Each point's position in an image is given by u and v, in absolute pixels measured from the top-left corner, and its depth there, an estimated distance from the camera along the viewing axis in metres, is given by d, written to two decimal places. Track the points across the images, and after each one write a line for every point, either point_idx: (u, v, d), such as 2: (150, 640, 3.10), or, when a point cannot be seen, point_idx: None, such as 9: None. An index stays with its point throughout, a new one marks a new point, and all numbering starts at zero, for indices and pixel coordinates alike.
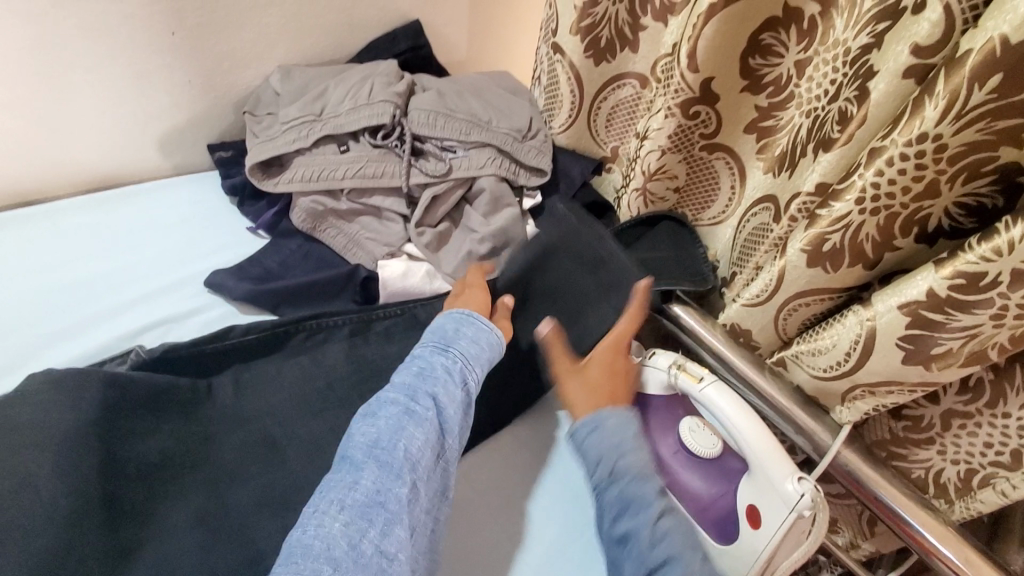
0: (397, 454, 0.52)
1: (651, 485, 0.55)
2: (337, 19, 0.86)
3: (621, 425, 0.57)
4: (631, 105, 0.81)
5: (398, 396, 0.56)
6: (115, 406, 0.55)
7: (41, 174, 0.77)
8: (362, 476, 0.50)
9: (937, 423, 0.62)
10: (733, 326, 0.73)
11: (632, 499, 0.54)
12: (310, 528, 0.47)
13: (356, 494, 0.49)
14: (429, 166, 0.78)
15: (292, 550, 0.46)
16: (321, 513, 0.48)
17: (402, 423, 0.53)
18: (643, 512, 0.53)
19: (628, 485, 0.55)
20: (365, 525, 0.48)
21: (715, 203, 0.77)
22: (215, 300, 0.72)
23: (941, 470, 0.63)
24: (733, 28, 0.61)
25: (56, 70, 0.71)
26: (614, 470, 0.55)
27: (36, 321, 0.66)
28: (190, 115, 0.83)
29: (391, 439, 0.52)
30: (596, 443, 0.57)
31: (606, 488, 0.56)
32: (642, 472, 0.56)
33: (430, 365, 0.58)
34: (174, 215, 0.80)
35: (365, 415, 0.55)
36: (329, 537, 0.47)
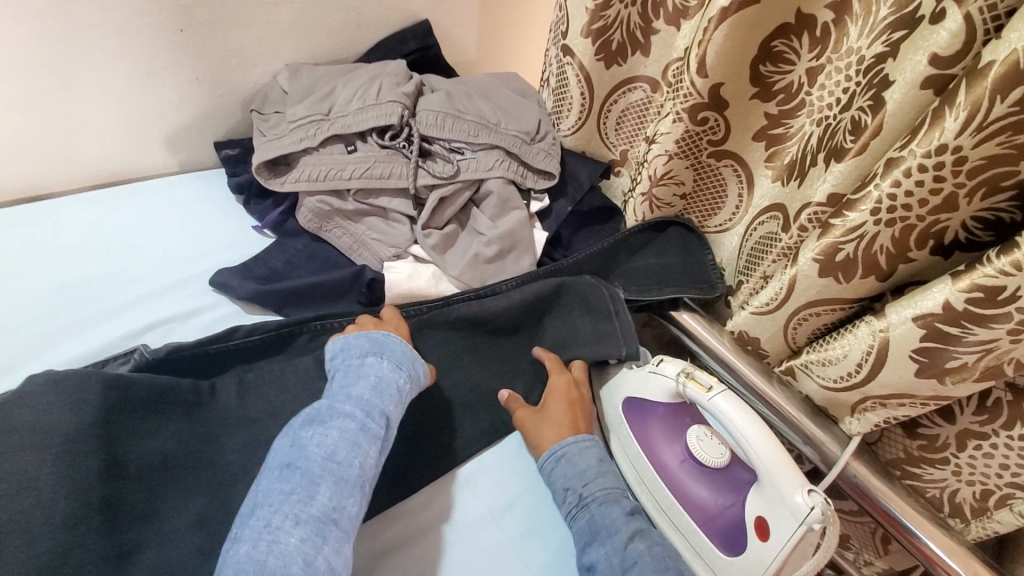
0: (352, 471, 0.52)
1: (618, 509, 0.57)
2: (346, 17, 0.86)
3: (580, 454, 0.61)
4: (640, 110, 0.80)
5: (354, 410, 0.55)
6: (117, 405, 0.55)
7: (47, 170, 0.77)
8: (317, 492, 0.50)
9: (952, 443, 0.61)
10: (742, 333, 0.73)
11: (601, 525, 0.56)
12: (262, 544, 0.46)
13: (311, 509, 0.49)
14: (437, 167, 0.77)
15: (242, 567, 0.45)
16: (274, 527, 0.47)
17: (358, 439, 0.53)
18: (611, 538, 0.55)
19: (596, 509, 0.57)
20: (321, 542, 0.47)
21: (722, 210, 0.76)
22: (220, 299, 0.71)
23: (956, 490, 0.62)
24: (746, 34, 0.61)
25: (62, 66, 0.70)
26: (580, 497, 0.58)
27: (40, 318, 0.65)
28: (197, 113, 0.82)
29: (347, 455, 0.52)
30: (561, 474, 0.60)
31: (577, 515, 0.58)
32: (607, 497, 0.58)
33: (381, 379, 0.58)
34: (180, 212, 0.79)
35: (316, 424, 0.54)
36: (285, 554, 0.46)
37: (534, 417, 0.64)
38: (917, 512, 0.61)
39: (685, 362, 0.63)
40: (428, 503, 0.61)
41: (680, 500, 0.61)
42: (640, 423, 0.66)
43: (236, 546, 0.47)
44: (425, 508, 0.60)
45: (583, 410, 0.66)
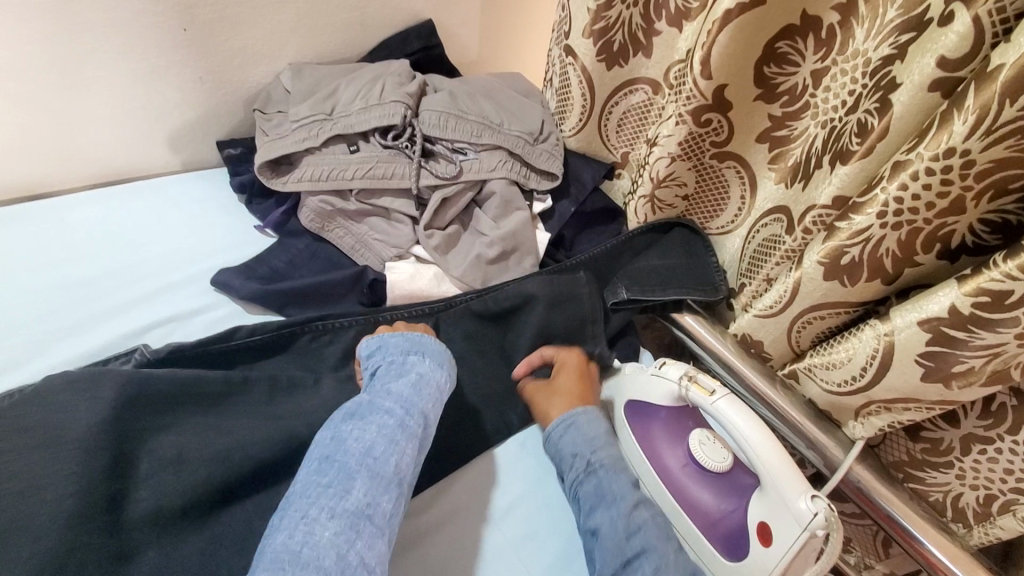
0: (388, 468, 0.52)
1: (624, 478, 0.59)
2: (349, 17, 0.86)
3: (590, 425, 0.63)
4: (642, 111, 0.80)
5: (394, 406, 0.55)
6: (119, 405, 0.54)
7: (50, 168, 0.77)
8: (353, 486, 0.50)
9: (956, 447, 0.60)
10: (745, 336, 0.72)
11: (608, 491, 0.58)
12: (297, 535, 0.46)
13: (347, 502, 0.49)
14: (439, 168, 0.77)
15: (277, 556, 0.45)
16: (310, 518, 0.47)
17: (395, 436, 0.53)
18: (617, 504, 0.57)
19: (603, 476, 0.59)
20: (353, 536, 0.47)
21: (724, 212, 0.76)
22: (221, 299, 0.71)
23: (959, 495, 0.62)
24: (749, 35, 0.60)
25: (65, 64, 0.70)
26: (588, 464, 0.60)
27: (42, 316, 0.65)
28: (200, 112, 0.82)
29: (384, 451, 0.52)
30: (570, 441, 0.62)
31: (583, 481, 0.59)
32: (614, 466, 0.60)
33: (421, 378, 0.59)
34: (182, 211, 0.79)
35: (355, 419, 0.54)
36: (318, 546, 0.46)
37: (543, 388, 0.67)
38: (920, 518, 0.60)
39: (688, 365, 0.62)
40: (426, 506, 0.60)
41: (682, 504, 0.61)
42: (642, 426, 0.66)
43: (274, 534, 0.47)
44: (425, 509, 0.60)
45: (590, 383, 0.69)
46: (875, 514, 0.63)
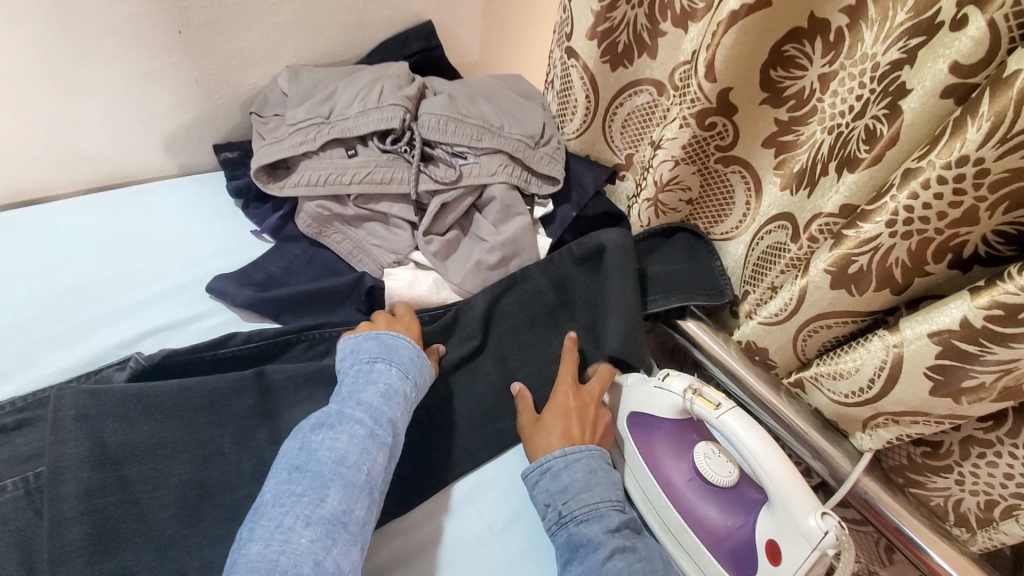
0: (360, 475, 0.51)
1: (600, 526, 0.55)
2: (347, 18, 0.84)
3: (566, 468, 0.58)
4: (645, 113, 0.79)
5: (363, 416, 0.54)
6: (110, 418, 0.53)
7: (45, 173, 0.76)
8: (327, 494, 0.49)
9: (956, 451, 0.59)
10: (749, 343, 0.71)
11: (581, 543, 0.54)
12: (274, 544, 0.45)
13: (322, 510, 0.48)
14: (439, 172, 0.75)
15: (253, 566, 0.44)
16: (285, 527, 0.46)
17: (367, 445, 0.52)
18: (591, 557, 0.53)
19: (574, 528, 0.55)
20: (330, 543, 0.46)
21: (729, 217, 0.74)
22: (217, 306, 0.70)
23: (960, 500, 0.60)
24: (755, 38, 0.59)
25: (60, 67, 0.69)
26: (560, 515, 0.56)
27: (35, 323, 0.64)
28: (196, 114, 0.81)
29: (356, 459, 0.51)
30: (544, 489, 0.58)
31: (556, 533, 0.56)
32: (590, 513, 0.56)
33: (388, 386, 0.57)
34: (176, 217, 0.78)
35: (325, 427, 0.53)
36: (296, 554, 0.45)
37: (533, 427, 0.63)
38: (927, 529, 0.60)
39: (691, 377, 0.61)
40: (428, 518, 0.59)
41: (686, 519, 0.59)
42: (641, 439, 0.64)
43: (247, 545, 0.45)
44: (425, 523, 0.59)
45: (589, 416, 0.64)
46: (882, 526, 0.62)
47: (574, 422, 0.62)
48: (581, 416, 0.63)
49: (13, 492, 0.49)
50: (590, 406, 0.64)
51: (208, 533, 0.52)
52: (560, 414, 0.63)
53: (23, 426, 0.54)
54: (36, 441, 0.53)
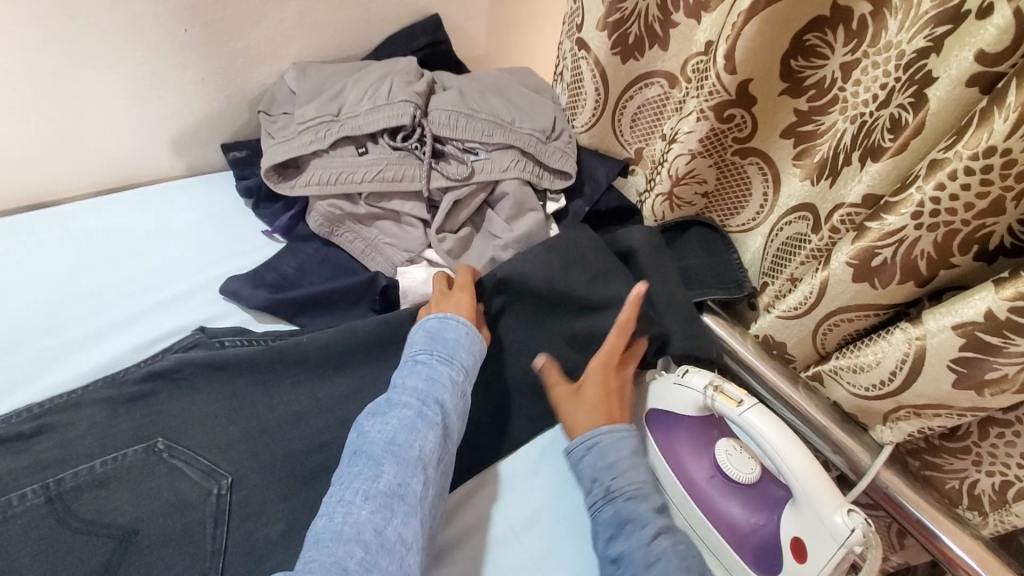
0: (412, 453, 0.50)
1: (647, 505, 0.54)
2: (354, 13, 0.83)
3: (614, 445, 0.58)
4: (657, 106, 0.77)
5: (410, 398, 0.53)
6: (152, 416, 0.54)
7: (57, 174, 0.75)
8: (382, 470, 0.49)
9: (974, 432, 0.59)
10: (767, 337, 0.70)
11: (627, 519, 0.54)
12: (337, 516, 0.46)
13: (378, 485, 0.48)
14: (450, 169, 0.75)
15: (321, 537, 0.45)
16: (346, 501, 0.47)
17: (415, 424, 0.51)
18: (639, 532, 0.53)
19: (622, 504, 0.55)
20: (390, 515, 0.47)
21: (745, 209, 0.73)
22: (232, 307, 0.69)
23: (975, 482, 0.60)
24: (775, 29, 0.58)
25: (71, 64, 0.68)
26: (608, 490, 0.56)
27: (58, 326, 0.63)
28: (206, 114, 0.81)
29: (407, 438, 0.51)
30: (590, 463, 0.58)
31: (602, 507, 0.56)
32: (637, 492, 0.55)
33: (434, 369, 0.56)
34: (190, 218, 0.77)
35: (376, 411, 0.53)
36: (358, 524, 0.45)
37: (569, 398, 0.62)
38: (941, 513, 0.59)
39: (712, 373, 0.60)
40: (449, 519, 0.59)
41: (710, 517, 0.59)
42: (663, 435, 0.63)
43: (315, 520, 0.47)
44: (448, 521, 0.59)
45: (620, 399, 0.62)
46: (899, 515, 0.61)
47: (614, 404, 0.61)
48: (618, 398, 0.62)
49: (33, 500, 0.48)
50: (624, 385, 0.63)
51: (229, 532, 0.50)
52: (598, 396, 0.61)
53: (41, 432, 0.52)
54: (57, 447, 0.51)
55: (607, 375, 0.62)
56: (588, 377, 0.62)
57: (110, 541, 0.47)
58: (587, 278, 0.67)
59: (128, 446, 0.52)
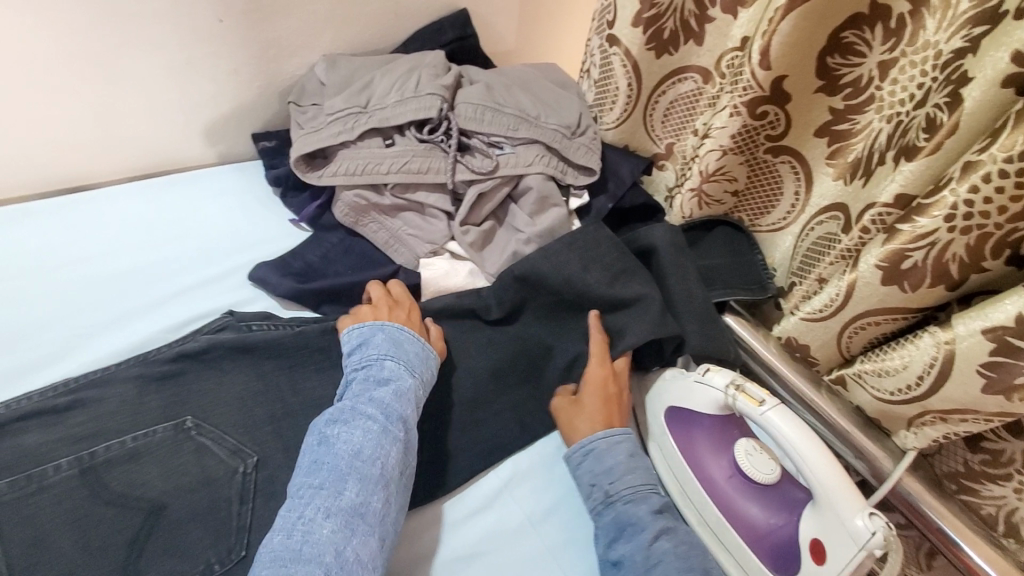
0: (375, 469, 0.50)
1: (645, 507, 0.55)
2: (384, 6, 0.84)
3: (610, 450, 0.59)
4: (690, 101, 0.77)
5: (375, 412, 0.53)
6: (181, 395, 0.56)
7: (94, 159, 0.78)
8: (345, 486, 0.49)
9: (1018, 459, 0.57)
10: (789, 339, 0.69)
11: (627, 522, 0.55)
12: (296, 534, 0.46)
13: (341, 502, 0.48)
14: (475, 163, 0.75)
15: (277, 556, 0.45)
16: (307, 519, 0.47)
17: (380, 440, 0.52)
18: (638, 535, 0.53)
19: (621, 507, 0.56)
20: (351, 533, 0.47)
21: (776, 208, 0.72)
22: (259, 293, 0.70)
23: (1016, 510, 0.58)
24: (812, 26, 0.57)
25: (109, 52, 0.70)
26: (607, 495, 0.57)
27: (92, 306, 0.65)
28: (237, 104, 0.82)
29: (372, 453, 0.51)
30: (589, 469, 0.58)
31: (602, 512, 0.56)
32: (635, 495, 0.56)
33: (398, 383, 0.56)
34: (220, 205, 0.79)
35: (340, 422, 0.53)
36: (318, 544, 0.46)
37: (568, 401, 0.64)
38: (969, 529, 0.57)
39: (733, 372, 0.60)
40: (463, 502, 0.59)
41: (727, 516, 0.58)
42: (683, 435, 0.62)
43: (270, 536, 0.47)
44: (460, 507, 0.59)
45: (621, 405, 0.64)
46: (925, 527, 0.60)
47: (614, 409, 0.62)
48: (616, 403, 0.64)
49: (68, 471, 0.49)
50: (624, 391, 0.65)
51: (254, 510, 0.52)
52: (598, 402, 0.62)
53: (76, 406, 0.53)
54: (91, 422, 0.52)
55: (606, 382, 0.63)
56: (588, 386, 0.63)
57: (139, 515, 0.49)
58: (608, 274, 0.67)
59: (158, 423, 0.53)
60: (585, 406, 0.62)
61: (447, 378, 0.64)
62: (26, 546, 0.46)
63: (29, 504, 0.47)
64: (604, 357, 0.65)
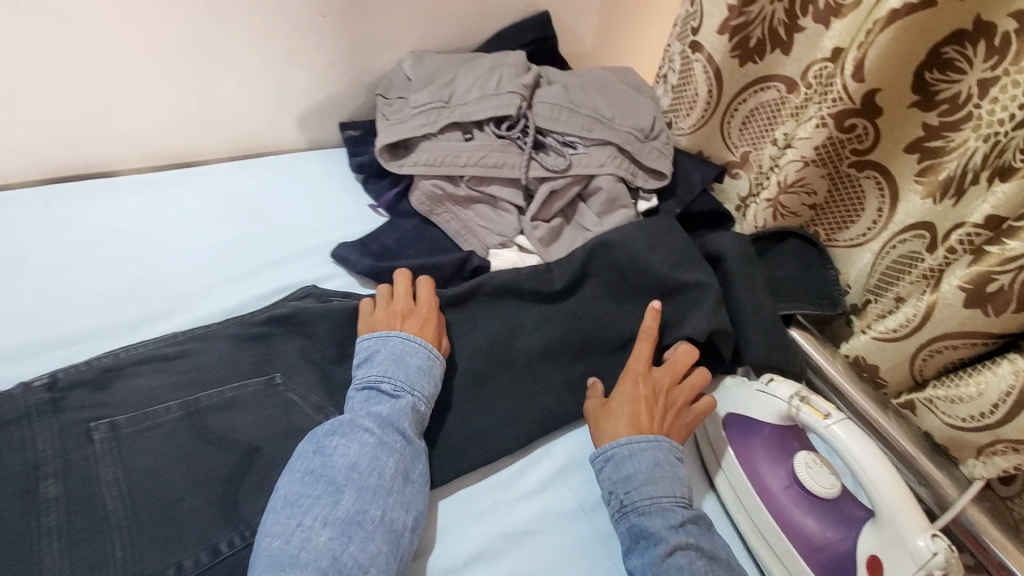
0: (373, 479, 0.51)
1: (661, 521, 0.53)
2: (471, 7, 0.88)
3: (630, 458, 0.56)
4: (772, 109, 0.76)
5: (374, 425, 0.54)
6: (271, 356, 0.61)
7: (202, 139, 0.85)
8: (343, 495, 0.50)
9: None
10: (857, 358, 0.68)
11: (642, 534, 0.53)
12: (294, 541, 0.46)
13: (338, 510, 0.49)
14: (549, 161, 0.77)
15: (275, 561, 0.45)
16: (305, 526, 0.47)
17: (378, 452, 0.52)
18: (651, 549, 0.52)
19: (636, 519, 0.54)
20: (348, 540, 0.47)
21: (856, 224, 0.70)
22: (338, 271, 0.75)
23: None
24: (911, 41, 0.57)
25: (223, 39, 0.76)
26: (622, 505, 0.55)
27: (195, 270, 0.71)
28: (328, 94, 0.88)
29: (370, 464, 0.51)
30: (607, 477, 0.57)
31: (618, 521, 0.56)
32: (652, 507, 0.54)
33: (399, 397, 0.56)
34: (307, 188, 0.85)
35: (337, 434, 0.53)
36: (315, 550, 0.46)
37: (600, 412, 0.61)
38: None
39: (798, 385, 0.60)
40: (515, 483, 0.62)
41: (782, 526, 0.57)
42: (740, 442, 0.62)
43: (267, 541, 0.47)
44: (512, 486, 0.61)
45: (656, 408, 0.60)
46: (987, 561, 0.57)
47: (642, 410, 0.59)
48: (650, 404, 0.60)
49: (175, 412, 0.54)
50: (659, 394, 0.61)
51: None
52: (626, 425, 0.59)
53: (183, 355, 0.59)
54: (195, 370, 0.58)
55: (637, 385, 0.61)
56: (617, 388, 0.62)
57: (236, 455, 0.53)
58: (675, 274, 0.68)
59: (250, 378, 0.58)
60: (613, 406, 0.61)
61: (510, 365, 0.66)
62: (138, 474, 0.50)
63: (141, 438, 0.52)
64: (643, 362, 0.63)
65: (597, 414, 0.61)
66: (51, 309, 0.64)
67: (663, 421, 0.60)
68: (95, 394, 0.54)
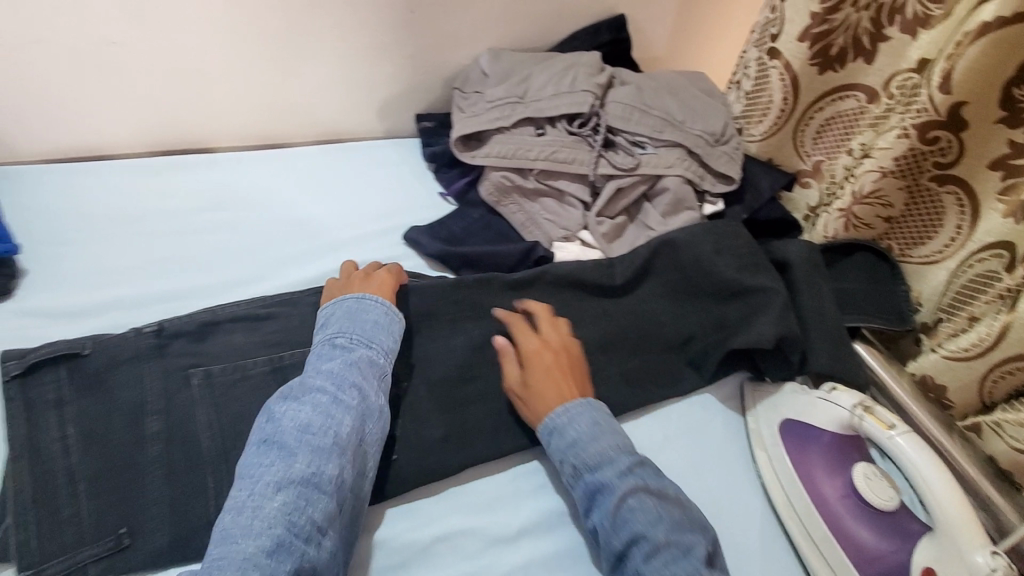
0: (328, 440, 0.50)
1: (612, 470, 0.55)
2: (550, 8, 0.91)
3: (571, 424, 0.58)
4: (851, 119, 0.75)
5: (328, 384, 0.53)
6: None
7: (291, 122, 0.91)
8: (297, 457, 0.49)
9: None
10: (925, 378, 0.68)
11: (597, 489, 0.54)
12: (246, 510, 0.46)
13: (292, 473, 0.48)
14: (619, 159, 0.79)
15: (228, 532, 0.45)
16: (256, 495, 0.47)
17: (332, 410, 0.52)
18: (606, 501, 0.53)
19: (590, 477, 0.55)
20: (305, 505, 0.47)
21: (933, 240, 0.68)
22: (409, 252, 0.79)
23: None
24: (1003, 54, 0.56)
25: (317, 28, 0.81)
26: (575, 469, 0.56)
27: (280, 241, 0.77)
28: (407, 86, 0.93)
29: (323, 424, 0.51)
30: (556, 448, 0.58)
31: (574, 485, 0.56)
32: (601, 460, 0.55)
33: (352, 352, 0.57)
34: (383, 173, 0.89)
35: (290, 399, 0.53)
36: (266, 518, 0.46)
37: (525, 391, 0.61)
38: None
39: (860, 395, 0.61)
40: None
41: (836, 534, 0.57)
42: (797, 449, 0.62)
43: (223, 512, 0.47)
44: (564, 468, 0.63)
45: (570, 370, 0.63)
46: None
47: (562, 377, 0.61)
48: (566, 369, 0.62)
49: (263, 366, 0.59)
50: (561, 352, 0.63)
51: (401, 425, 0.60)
52: (556, 398, 0.60)
53: (271, 317, 0.64)
54: (281, 331, 0.63)
55: (551, 357, 0.62)
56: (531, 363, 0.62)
57: None
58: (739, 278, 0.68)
59: None
60: (534, 383, 0.61)
61: None
62: (230, 419, 0.56)
63: (233, 386, 0.57)
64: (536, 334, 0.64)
65: (524, 394, 0.61)
66: (158, 266, 0.71)
67: (581, 381, 0.63)
68: (194, 343, 0.60)
